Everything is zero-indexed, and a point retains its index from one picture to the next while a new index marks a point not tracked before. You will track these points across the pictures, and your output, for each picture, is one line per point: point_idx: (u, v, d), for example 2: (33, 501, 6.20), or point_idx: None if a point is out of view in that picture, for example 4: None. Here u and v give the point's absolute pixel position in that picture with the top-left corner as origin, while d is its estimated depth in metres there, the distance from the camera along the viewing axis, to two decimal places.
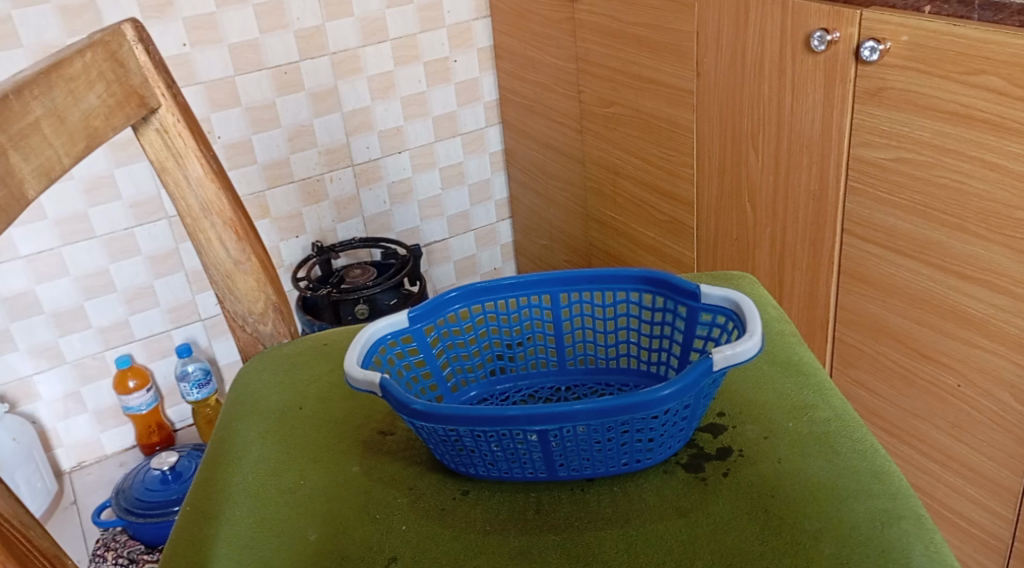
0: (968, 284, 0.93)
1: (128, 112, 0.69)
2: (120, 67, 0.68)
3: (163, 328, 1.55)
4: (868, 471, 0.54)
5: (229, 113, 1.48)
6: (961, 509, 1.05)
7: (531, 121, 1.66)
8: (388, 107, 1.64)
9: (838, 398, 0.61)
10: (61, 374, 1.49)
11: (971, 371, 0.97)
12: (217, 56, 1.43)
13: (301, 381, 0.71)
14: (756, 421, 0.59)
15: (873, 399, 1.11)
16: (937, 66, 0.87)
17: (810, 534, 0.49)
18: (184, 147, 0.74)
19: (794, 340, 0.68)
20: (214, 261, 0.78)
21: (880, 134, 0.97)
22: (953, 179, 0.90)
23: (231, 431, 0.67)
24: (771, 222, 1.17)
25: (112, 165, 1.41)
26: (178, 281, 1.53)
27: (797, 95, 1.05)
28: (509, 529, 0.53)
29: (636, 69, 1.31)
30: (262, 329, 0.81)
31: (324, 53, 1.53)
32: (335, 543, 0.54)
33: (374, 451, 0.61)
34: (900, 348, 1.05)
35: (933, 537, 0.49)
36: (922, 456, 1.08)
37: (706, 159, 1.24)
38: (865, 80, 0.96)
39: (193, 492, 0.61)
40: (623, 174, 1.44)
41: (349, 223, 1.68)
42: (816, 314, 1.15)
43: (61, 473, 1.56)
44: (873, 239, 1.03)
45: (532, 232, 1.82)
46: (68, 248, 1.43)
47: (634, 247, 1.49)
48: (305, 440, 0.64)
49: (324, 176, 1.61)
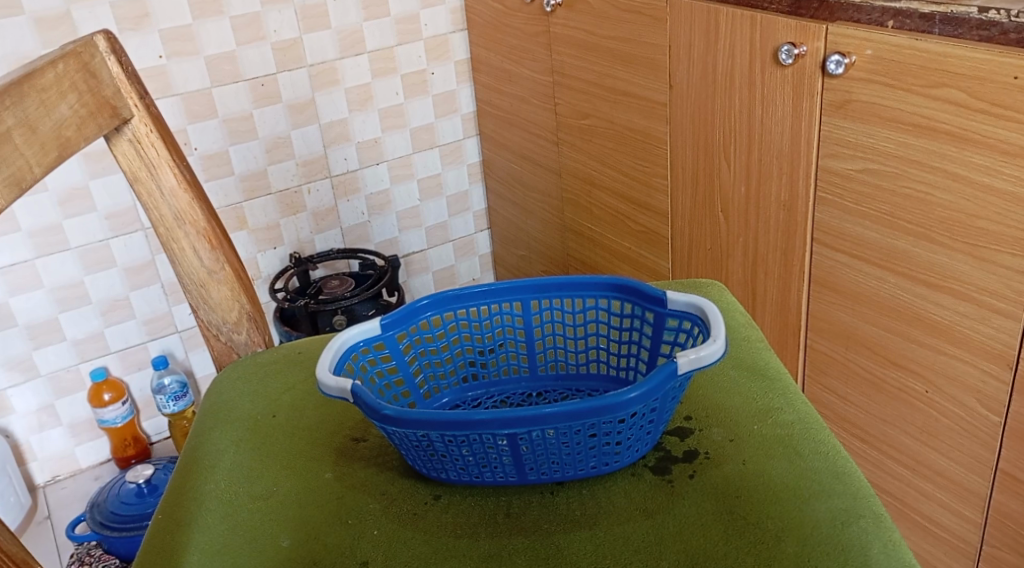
0: (933, 292, 0.95)
1: (101, 123, 0.69)
2: (93, 79, 0.69)
3: (139, 340, 1.55)
4: (828, 472, 0.55)
5: (206, 125, 1.48)
6: (931, 514, 1.07)
7: (508, 133, 1.68)
8: (366, 119, 1.65)
9: (802, 401, 0.62)
10: (35, 387, 1.48)
11: (938, 378, 0.99)
12: (194, 67, 1.44)
13: (275, 389, 0.72)
14: (722, 424, 0.60)
15: (845, 406, 1.13)
16: (900, 79, 0.90)
17: (773, 534, 0.51)
18: (157, 157, 0.74)
19: (760, 345, 0.70)
20: (188, 270, 0.78)
21: (846, 145, 0.99)
22: (918, 189, 0.93)
23: (204, 440, 0.67)
24: (743, 231, 1.19)
25: (87, 176, 1.41)
26: (154, 293, 1.53)
27: (766, 107, 1.07)
28: (480, 532, 0.54)
29: (611, 81, 1.33)
30: (236, 338, 0.81)
31: (302, 65, 1.54)
32: (308, 549, 0.54)
33: (347, 458, 0.62)
34: (869, 355, 1.06)
35: (892, 535, 0.50)
36: (892, 462, 1.09)
37: (679, 169, 1.26)
38: (831, 92, 0.98)
39: (165, 500, 0.61)
40: (599, 186, 1.46)
41: (326, 234, 1.68)
42: (787, 322, 1.17)
43: (34, 488, 1.54)
44: (841, 248, 1.05)
45: (510, 242, 1.83)
46: (42, 260, 1.42)
47: (610, 257, 1.51)
48: (278, 447, 0.64)
49: (302, 187, 1.62)
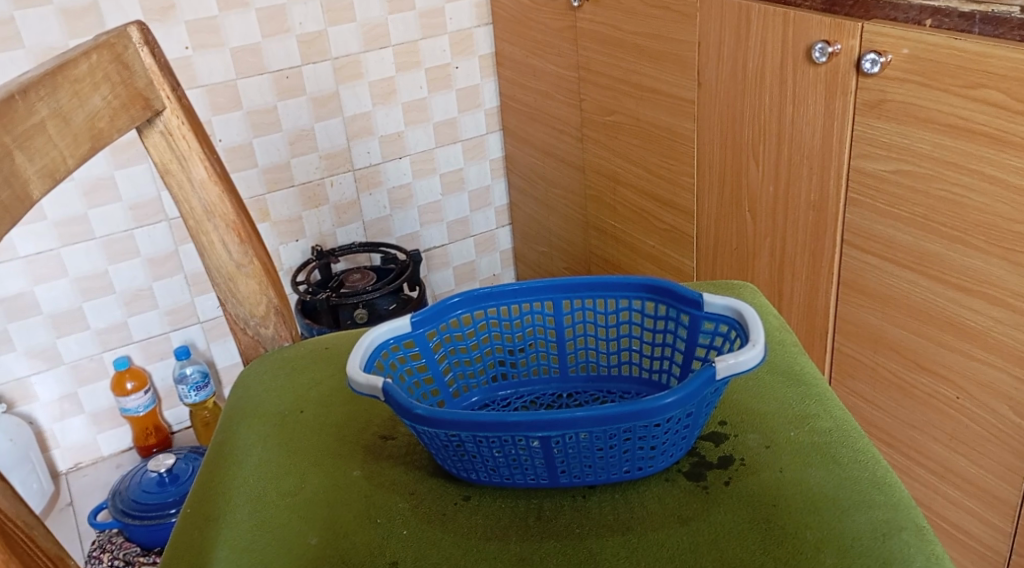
0: (966, 297, 0.93)
1: (133, 114, 0.69)
2: (126, 70, 0.68)
3: (161, 331, 1.55)
4: (868, 482, 0.54)
5: (230, 117, 1.48)
6: (958, 521, 1.05)
7: (532, 128, 1.67)
8: (389, 113, 1.64)
9: (838, 408, 0.61)
10: (58, 375, 1.49)
11: (969, 384, 0.97)
12: (219, 59, 1.44)
13: (302, 384, 0.71)
14: (757, 430, 0.59)
15: (871, 410, 1.12)
16: (937, 79, 0.88)
17: (811, 544, 0.49)
18: (189, 149, 0.74)
19: (795, 349, 0.69)
20: (216, 264, 0.78)
21: (880, 146, 0.97)
22: (953, 192, 0.91)
23: (232, 434, 0.67)
24: (770, 231, 1.17)
25: (113, 167, 1.41)
26: (176, 284, 1.53)
27: (798, 106, 1.05)
28: (510, 535, 0.53)
29: (637, 78, 1.31)
30: (263, 332, 0.81)
31: (326, 58, 1.53)
32: (336, 548, 0.54)
33: (376, 456, 0.61)
34: (898, 359, 1.05)
35: (934, 549, 0.49)
36: (919, 467, 1.08)
37: (706, 167, 1.24)
38: (866, 91, 0.96)
39: (193, 495, 0.61)
40: (623, 183, 1.44)
41: (348, 227, 1.68)
42: (815, 324, 1.15)
43: (56, 475, 1.55)
44: (872, 250, 1.03)
45: (531, 238, 1.82)
46: (67, 249, 1.43)
47: (633, 255, 1.49)
48: (306, 444, 0.64)
49: (324, 180, 1.61)
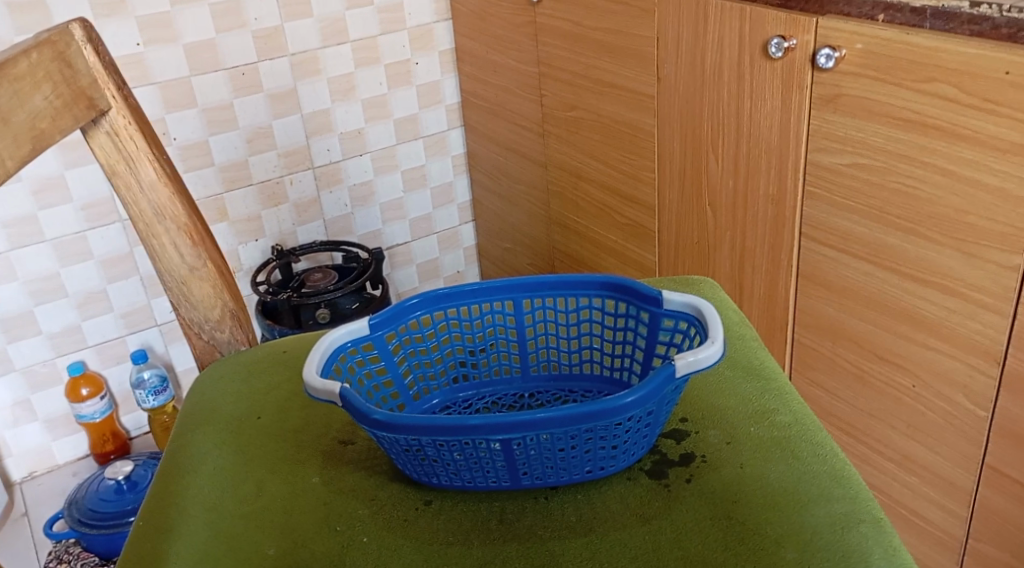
0: (921, 287, 0.95)
1: (77, 115, 0.67)
2: (69, 68, 0.66)
3: (117, 334, 1.52)
4: (826, 475, 0.54)
5: (185, 115, 1.45)
6: (916, 507, 1.07)
7: (493, 124, 1.66)
8: (349, 109, 1.62)
9: (797, 403, 0.62)
10: (11, 381, 1.45)
11: (924, 373, 0.98)
12: (173, 56, 1.41)
13: (260, 389, 0.70)
14: (718, 426, 0.59)
15: (831, 400, 1.13)
16: (890, 73, 0.89)
17: (771, 540, 0.50)
18: (136, 150, 0.72)
19: (754, 344, 0.69)
20: (168, 267, 0.75)
21: (835, 139, 0.98)
22: (906, 184, 0.92)
23: (187, 442, 0.65)
24: (730, 225, 1.17)
25: (63, 167, 1.38)
26: (132, 286, 1.50)
27: (755, 101, 1.06)
28: (472, 539, 0.53)
29: (597, 72, 1.31)
30: (218, 336, 0.79)
31: (283, 54, 1.51)
32: (294, 557, 0.52)
33: (335, 462, 0.60)
34: (856, 350, 1.06)
35: (892, 540, 0.50)
36: (877, 456, 1.09)
37: (666, 161, 1.25)
38: (821, 86, 0.97)
39: (146, 507, 0.59)
40: (585, 178, 1.44)
41: (309, 225, 1.66)
42: (775, 316, 1.16)
43: (10, 484, 1.52)
44: (830, 243, 1.04)
45: (495, 234, 1.81)
46: (17, 252, 1.38)
47: (596, 250, 1.49)
48: (263, 450, 0.62)
49: (283, 178, 1.59)
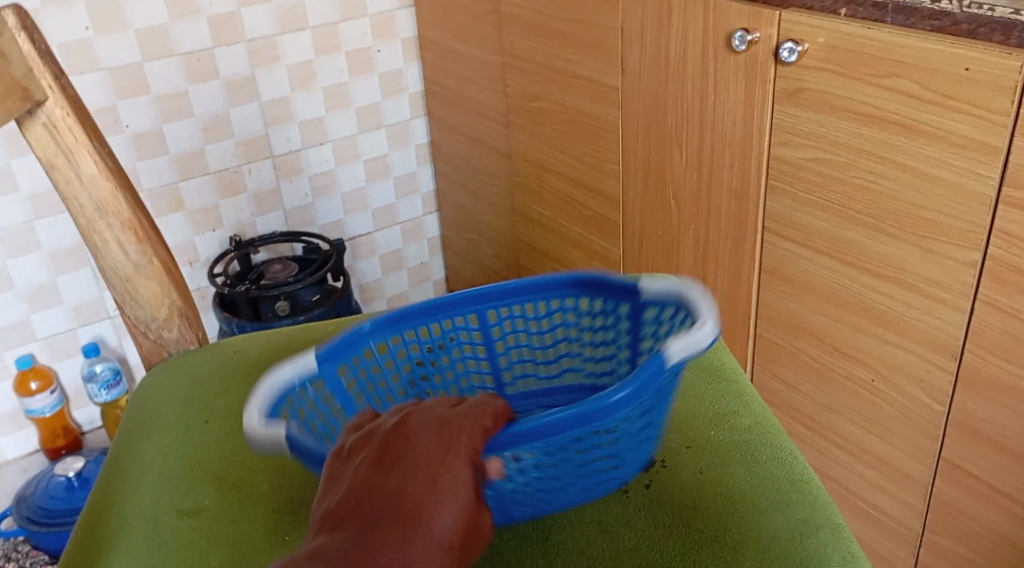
0: (881, 282, 0.95)
1: (11, 105, 0.63)
2: (1, 56, 0.63)
3: (68, 327, 1.47)
4: (786, 479, 0.54)
5: (137, 102, 1.40)
6: (874, 500, 1.08)
7: (457, 114, 1.64)
8: (309, 98, 1.59)
9: (759, 405, 0.61)
10: None
11: (884, 367, 0.99)
12: (124, 41, 1.36)
13: (209, 392, 0.67)
14: (679, 430, 0.58)
15: (793, 394, 1.13)
16: (852, 69, 0.89)
17: (729, 548, 0.49)
18: (76, 143, 0.68)
19: (717, 345, 0.68)
20: (112, 265, 0.72)
21: (798, 134, 0.98)
22: (867, 179, 0.92)
23: (131, 448, 0.62)
24: (694, 219, 1.17)
25: (8, 155, 1.33)
26: (83, 279, 1.46)
27: (718, 94, 1.05)
28: None
29: (560, 63, 1.30)
30: (166, 336, 0.76)
31: (239, 41, 1.47)
32: None
33: (284, 469, 0.58)
34: (817, 344, 1.06)
35: (850, 546, 0.49)
36: (838, 449, 1.10)
37: (631, 154, 1.24)
38: (784, 80, 0.97)
39: (85, 517, 0.57)
40: (549, 169, 1.43)
41: (268, 216, 1.62)
42: (738, 311, 1.16)
43: None
44: (792, 237, 1.04)
45: (459, 225, 1.79)
46: None
47: (560, 242, 1.48)
48: (210, 457, 0.60)
49: (241, 168, 1.55)
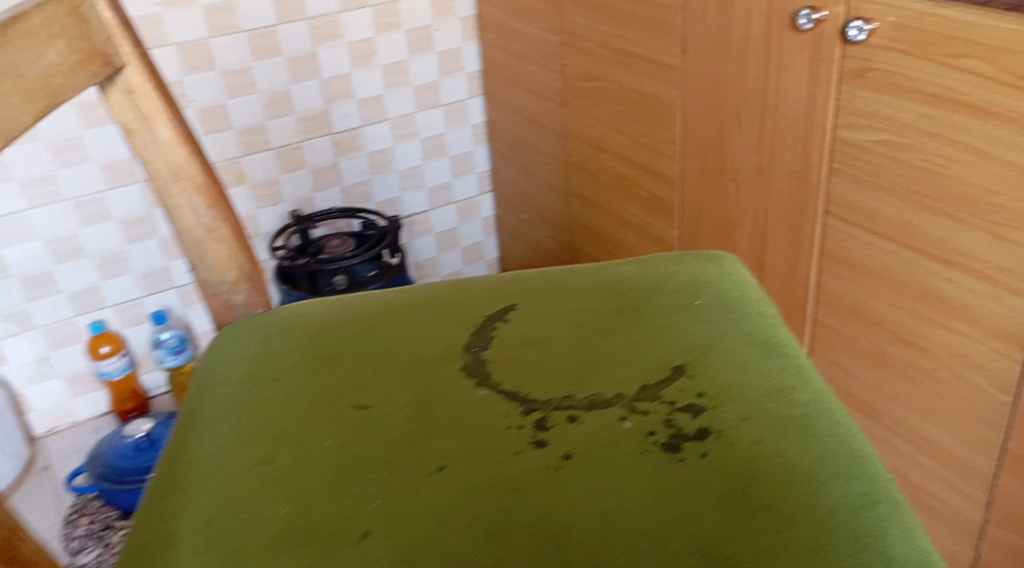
0: (946, 268, 0.93)
1: (92, 71, 0.66)
2: (83, 23, 0.65)
3: (136, 294, 1.53)
4: (844, 454, 0.54)
5: (204, 76, 1.44)
6: (932, 491, 1.06)
7: (514, 93, 1.64)
8: (368, 75, 1.61)
9: (817, 381, 0.61)
10: (32, 338, 1.46)
11: (945, 355, 0.97)
12: (192, 17, 1.40)
13: (275, 351, 0.70)
14: (735, 402, 0.59)
15: (851, 381, 1.12)
16: (922, 48, 0.87)
17: (786, 517, 0.49)
18: (152, 109, 0.71)
19: (774, 321, 0.68)
20: (184, 228, 0.75)
21: (863, 115, 0.96)
22: (935, 162, 0.90)
23: (202, 402, 0.65)
24: (753, 201, 1.16)
25: (82, 126, 1.38)
26: (151, 248, 1.51)
27: (782, 74, 1.04)
28: (483, 507, 0.52)
29: (619, 42, 1.29)
30: (235, 299, 0.79)
31: (301, 17, 1.49)
32: (306, 518, 0.53)
33: (348, 426, 0.60)
34: (877, 331, 1.05)
35: (908, 521, 0.50)
36: (895, 438, 1.08)
37: (689, 134, 1.23)
38: (850, 60, 0.95)
39: (161, 465, 0.60)
40: (606, 150, 1.42)
41: (327, 192, 1.65)
42: (795, 295, 1.15)
43: (33, 439, 1.54)
44: (854, 221, 1.02)
45: (513, 205, 1.80)
46: (36, 211, 1.39)
47: (615, 224, 1.48)
48: (277, 412, 0.62)
49: (302, 144, 1.58)
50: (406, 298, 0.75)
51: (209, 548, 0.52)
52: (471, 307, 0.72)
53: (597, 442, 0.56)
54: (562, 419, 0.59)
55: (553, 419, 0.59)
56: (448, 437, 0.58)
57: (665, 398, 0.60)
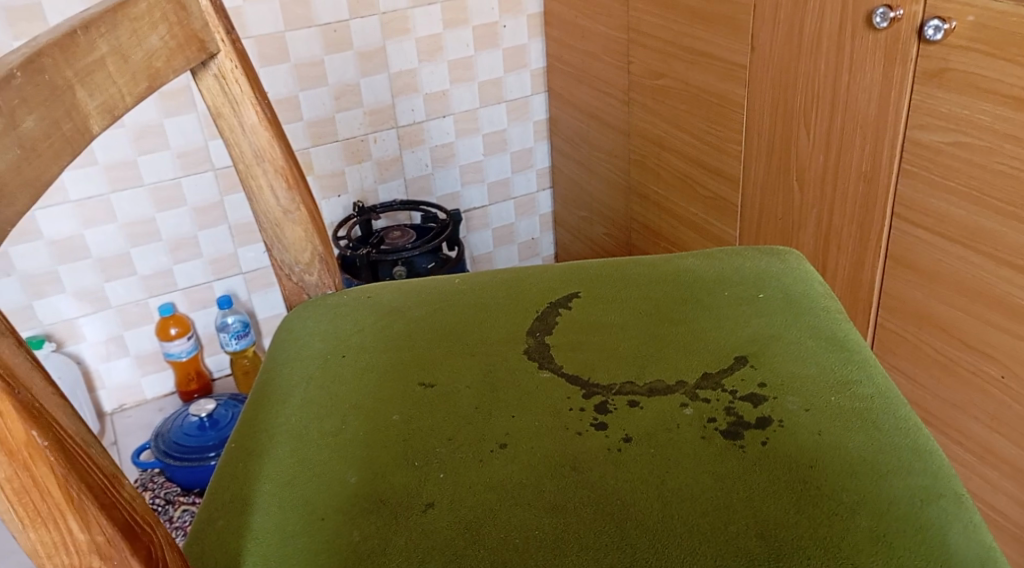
0: (1018, 274, 0.91)
1: (189, 56, 0.70)
2: (182, 10, 0.69)
3: (205, 279, 1.58)
4: (908, 448, 0.54)
5: (277, 69, 1.49)
6: (994, 502, 1.04)
7: (578, 90, 1.65)
8: (435, 70, 1.64)
9: (882, 377, 0.61)
10: (106, 318, 1.53)
11: (1014, 363, 0.95)
12: (269, 10, 1.44)
13: (345, 329, 0.72)
14: (797, 393, 0.59)
15: (912, 387, 1.10)
16: (1002, 48, 0.85)
17: (846, 507, 0.50)
18: (241, 93, 0.74)
19: (839, 317, 0.68)
20: (264, 209, 0.79)
21: (937, 116, 0.94)
22: (1011, 166, 0.88)
23: (276, 375, 0.68)
24: (818, 202, 1.15)
25: (162, 115, 1.43)
26: (221, 234, 1.56)
27: (854, 73, 1.02)
28: (545, 483, 0.54)
29: (688, 40, 1.29)
30: (307, 279, 0.82)
31: (373, 12, 1.53)
32: (374, 487, 0.55)
33: (415, 401, 0.62)
34: (942, 336, 1.03)
35: (972, 517, 0.50)
36: (957, 447, 1.06)
37: (755, 133, 1.22)
38: (926, 59, 0.94)
39: (237, 431, 0.63)
40: (669, 148, 1.42)
41: (390, 184, 1.69)
42: (858, 298, 1.13)
43: (102, 415, 1.60)
44: (922, 224, 1.01)
45: (572, 203, 1.81)
46: (115, 195, 1.45)
47: (675, 223, 1.48)
48: (347, 386, 0.65)
49: (367, 136, 1.62)
50: (471, 283, 0.76)
51: (282, 510, 0.54)
52: (535, 294, 0.74)
53: (657, 426, 0.57)
54: (623, 404, 0.60)
55: (615, 403, 0.60)
56: (511, 417, 0.60)
57: (726, 387, 0.60)
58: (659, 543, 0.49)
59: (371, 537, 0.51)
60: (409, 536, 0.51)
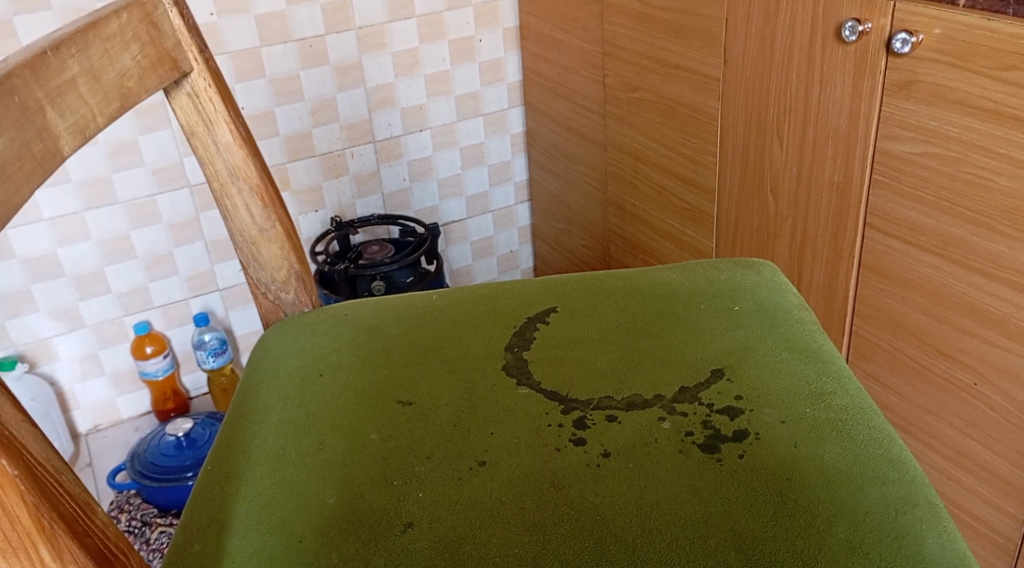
0: (989, 282, 0.93)
1: (162, 75, 0.70)
2: (154, 30, 0.69)
3: (181, 296, 1.57)
4: (882, 458, 0.55)
5: (253, 84, 1.48)
6: (971, 507, 1.05)
7: (554, 103, 1.66)
8: (412, 84, 1.64)
9: (856, 387, 0.61)
10: (81, 336, 1.51)
11: (987, 370, 0.96)
12: (244, 25, 1.44)
13: (323, 348, 0.72)
14: (774, 405, 0.60)
15: (888, 394, 1.11)
16: (969, 60, 0.87)
17: (823, 518, 0.50)
18: (215, 112, 0.74)
19: (813, 327, 0.69)
20: (239, 227, 0.78)
21: (907, 127, 0.96)
22: (980, 175, 0.90)
23: (252, 395, 0.67)
24: (792, 212, 1.16)
25: (137, 131, 1.42)
26: (198, 250, 1.55)
27: (825, 85, 1.04)
28: (525, 500, 0.53)
29: (662, 53, 1.30)
30: (284, 297, 0.81)
31: (350, 27, 1.53)
32: (352, 507, 0.54)
33: (393, 420, 0.62)
34: (916, 343, 1.04)
35: (947, 526, 0.50)
36: (934, 453, 1.07)
37: (729, 145, 1.23)
38: (895, 71, 0.95)
39: (214, 453, 0.62)
40: (645, 160, 1.43)
41: (368, 199, 1.68)
42: (833, 307, 1.14)
43: (77, 435, 1.58)
44: (894, 233, 1.02)
45: (550, 214, 1.82)
46: (91, 212, 1.44)
47: (652, 234, 1.48)
48: (324, 406, 0.65)
49: (345, 151, 1.62)
50: (448, 299, 0.76)
51: (259, 533, 0.54)
52: (511, 309, 0.74)
53: (636, 441, 0.57)
54: (601, 418, 0.60)
55: (593, 418, 0.60)
56: (490, 433, 0.60)
57: (702, 400, 0.61)
58: (637, 559, 0.49)
59: (349, 559, 0.51)
60: (388, 556, 0.51)
